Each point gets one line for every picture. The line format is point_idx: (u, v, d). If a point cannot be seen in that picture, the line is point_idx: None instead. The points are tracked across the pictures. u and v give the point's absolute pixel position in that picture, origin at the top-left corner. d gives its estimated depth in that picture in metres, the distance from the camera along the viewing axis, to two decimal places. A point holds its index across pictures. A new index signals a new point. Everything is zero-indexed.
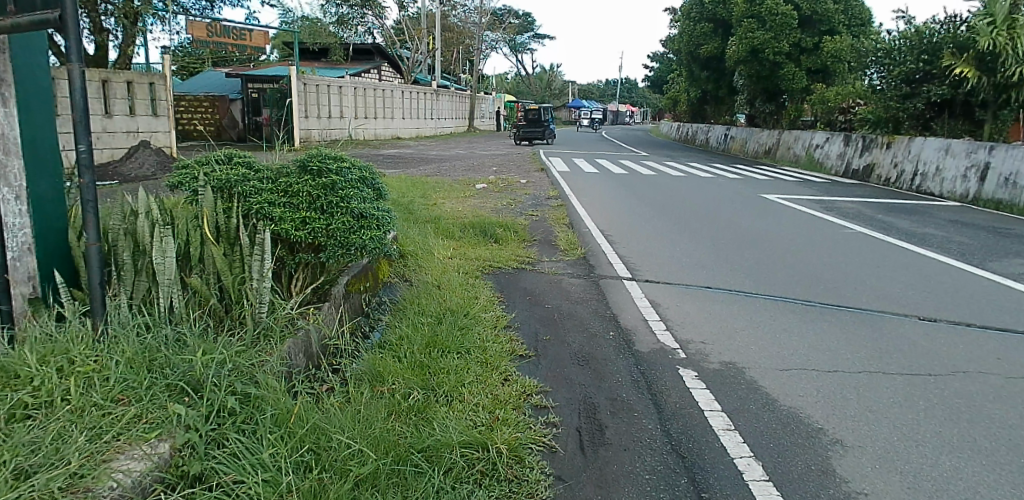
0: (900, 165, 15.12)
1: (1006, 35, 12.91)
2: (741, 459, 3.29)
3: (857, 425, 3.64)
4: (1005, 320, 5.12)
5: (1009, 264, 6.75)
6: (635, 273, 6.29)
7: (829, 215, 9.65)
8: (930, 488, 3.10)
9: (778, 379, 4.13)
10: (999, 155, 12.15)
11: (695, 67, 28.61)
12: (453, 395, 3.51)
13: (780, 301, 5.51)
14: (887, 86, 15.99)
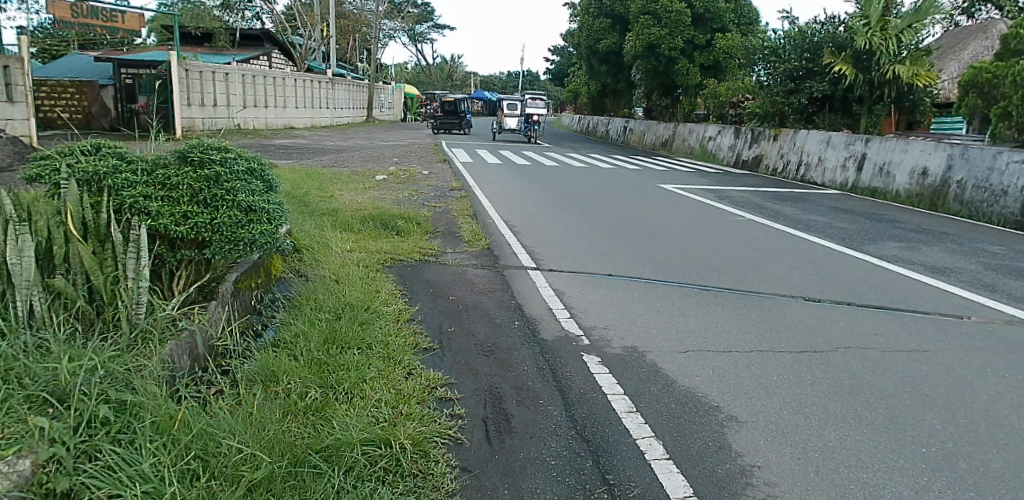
0: (786, 156, 16.13)
1: (880, 36, 14.43)
2: (643, 440, 3.38)
3: (750, 401, 3.84)
4: (880, 298, 5.55)
5: (881, 246, 7.38)
6: (539, 262, 6.36)
7: (722, 204, 10.16)
8: (817, 457, 3.33)
9: (676, 360, 4.28)
10: (874, 147, 13.19)
11: (594, 60, 29.24)
12: (354, 392, 3.40)
13: (677, 286, 5.72)
14: (773, 82, 16.94)
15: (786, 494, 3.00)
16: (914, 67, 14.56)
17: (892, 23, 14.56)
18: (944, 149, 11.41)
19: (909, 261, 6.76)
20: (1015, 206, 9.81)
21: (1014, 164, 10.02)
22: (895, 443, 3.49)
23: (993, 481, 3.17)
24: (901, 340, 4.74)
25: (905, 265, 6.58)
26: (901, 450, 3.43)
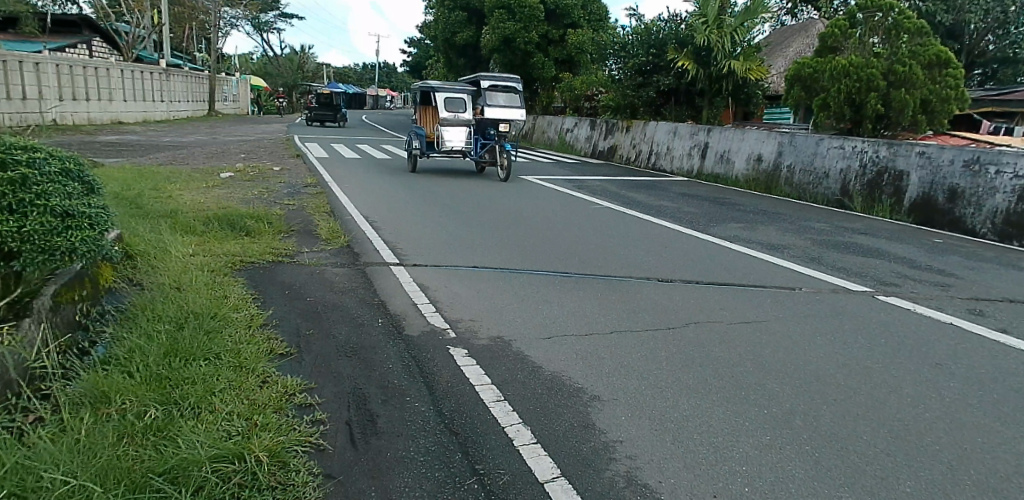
0: (638, 146, 17.08)
1: (716, 34, 15.89)
2: (511, 427, 3.44)
3: (612, 380, 4.03)
4: (724, 275, 6.04)
5: (725, 227, 8.04)
6: (401, 258, 6.29)
7: (581, 193, 10.59)
8: (673, 428, 3.56)
9: (542, 346, 4.40)
10: (715, 136, 14.45)
11: (452, 53, 29.41)
12: (201, 407, 3.17)
13: (539, 274, 5.90)
14: (624, 76, 17.95)
15: (646, 465, 3.19)
16: (748, 61, 16.25)
17: (727, 22, 16.01)
18: (776, 137, 12.81)
19: (749, 240, 7.41)
20: (834, 187, 11.36)
21: (833, 149, 11.46)
22: (742, 408, 3.81)
23: (823, 435, 3.58)
24: (743, 312, 5.18)
25: (745, 243, 7.21)
26: (746, 414, 3.76)
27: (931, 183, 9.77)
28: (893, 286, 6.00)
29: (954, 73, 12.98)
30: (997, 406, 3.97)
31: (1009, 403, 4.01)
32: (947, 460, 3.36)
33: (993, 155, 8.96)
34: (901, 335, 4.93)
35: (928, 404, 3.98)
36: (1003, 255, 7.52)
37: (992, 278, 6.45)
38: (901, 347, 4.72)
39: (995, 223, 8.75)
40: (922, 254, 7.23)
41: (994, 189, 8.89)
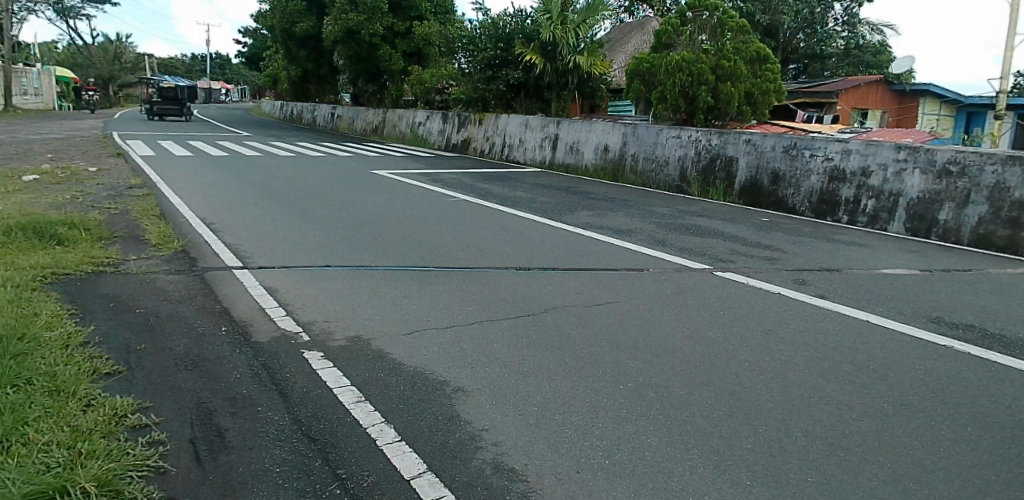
0: (491, 138, 18.66)
1: (561, 31, 17.60)
2: (374, 427, 3.37)
3: (475, 370, 4.07)
4: (576, 261, 6.33)
5: (578, 216, 8.42)
6: (247, 260, 5.96)
7: (436, 187, 10.72)
8: (536, 411, 3.66)
9: (403, 343, 4.36)
10: (564, 128, 16.06)
11: (291, 44, 31.88)
12: (11, 440, 2.80)
13: (396, 270, 5.84)
14: (474, 70, 19.55)
15: (512, 450, 3.24)
16: (591, 57, 17.96)
17: (570, 19, 17.71)
18: (620, 128, 14.43)
19: (598, 225, 7.85)
20: (674, 174, 13.02)
21: (672, 139, 13.14)
22: (600, 385, 4.01)
23: (674, 404, 3.86)
24: (596, 295, 5.45)
25: (596, 229, 7.62)
26: (604, 390, 3.96)
27: (757, 167, 11.56)
28: (727, 262, 6.60)
29: (771, 68, 15.45)
30: (817, 364, 4.53)
31: (826, 361, 4.59)
32: (781, 418, 3.79)
33: (807, 141, 10.79)
34: (737, 305, 5.44)
35: (762, 367, 4.43)
36: (817, 230, 8.55)
37: (809, 250, 7.31)
38: (738, 317, 5.20)
39: (810, 201, 10.61)
40: (751, 231, 8.02)
41: (808, 171, 10.74)
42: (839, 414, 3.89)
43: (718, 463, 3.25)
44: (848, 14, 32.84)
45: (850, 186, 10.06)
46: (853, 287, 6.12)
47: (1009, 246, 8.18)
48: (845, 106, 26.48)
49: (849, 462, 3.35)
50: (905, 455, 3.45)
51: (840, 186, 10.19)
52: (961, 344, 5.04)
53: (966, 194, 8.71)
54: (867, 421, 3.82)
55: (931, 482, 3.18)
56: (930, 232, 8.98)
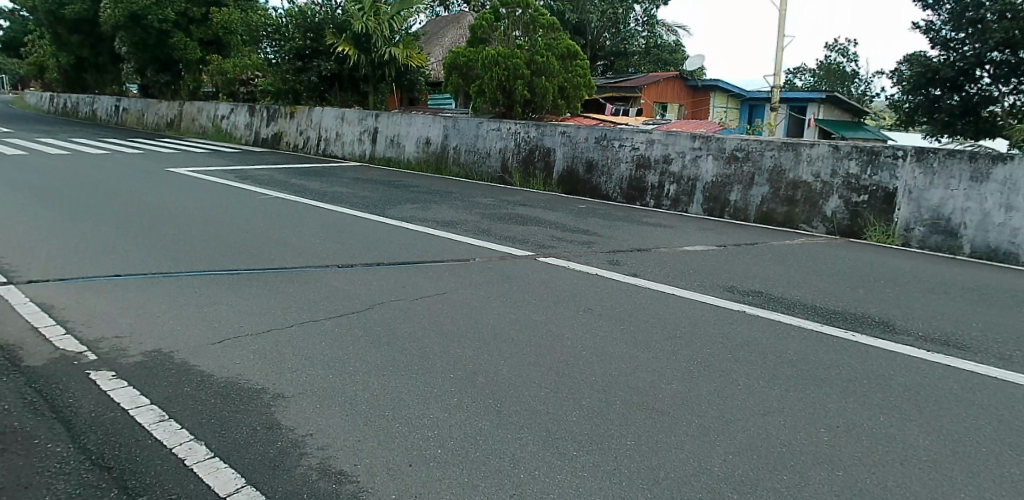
0: (305, 131, 18.90)
1: (373, 21, 19.69)
2: (181, 446, 3.10)
3: (295, 374, 3.92)
4: (400, 255, 6.35)
5: (405, 211, 8.42)
6: (17, 275, 5.22)
7: (247, 185, 10.23)
8: (363, 410, 3.59)
9: (212, 353, 4.08)
10: (383, 121, 16.79)
11: (60, 28, 29.52)
12: None
13: (203, 275, 5.48)
14: (281, 60, 20.47)
15: (339, 452, 3.15)
16: (407, 50, 20.52)
17: (383, 11, 19.90)
18: (440, 122, 15.27)
19: (422, 219, 8.00)
20: (496, 165, 14.08)
21: (492, 131, 14.16)
22: (428, 376, 4.04)
23: (503, 387, 4.00)
24: (423, 287, 5.49)
25: (422, 223, 7.72)
26: (434, 379, 4.01)
27: (572, 156, 12.84)
28: (548, 248, 6.95)
29: (580, 64, 16.90)
30: (630, 336, 4.94)
31: (638, 332, 5.02)
32: (601, 390, 4.09)
33: (616, 133, 12.20)
34: (558, 288, 5.75)
35: (580, 343, 4.74)
36: (630, 214, 9.28)
37: (622, 232, 7.93)
38: (560, 299, 5.50)
39: (621, 188, 12.01)
40: (569, 218, 8.54)
41: (617, 160, 12.14)
42: (652, 380, 4.29)
43: (546, 438, 3.43)
44: (647, 15, 36.24)
45: (655, 174, 11.58)
46: (660, 264, 6.73)
47: (787, 221, 10.02)
48: (649, 100, 28.92)
49: (662, 423, 3.72)
50: (706, 414, 3.90)
51: (646, 173, 11.69)
52: (751, 307, 5.78)
53: (750, 178, 10.49)
54: (675, 385, 4.25)
55: (729, 436, 3.64)
56: (723, 212, 10.70)
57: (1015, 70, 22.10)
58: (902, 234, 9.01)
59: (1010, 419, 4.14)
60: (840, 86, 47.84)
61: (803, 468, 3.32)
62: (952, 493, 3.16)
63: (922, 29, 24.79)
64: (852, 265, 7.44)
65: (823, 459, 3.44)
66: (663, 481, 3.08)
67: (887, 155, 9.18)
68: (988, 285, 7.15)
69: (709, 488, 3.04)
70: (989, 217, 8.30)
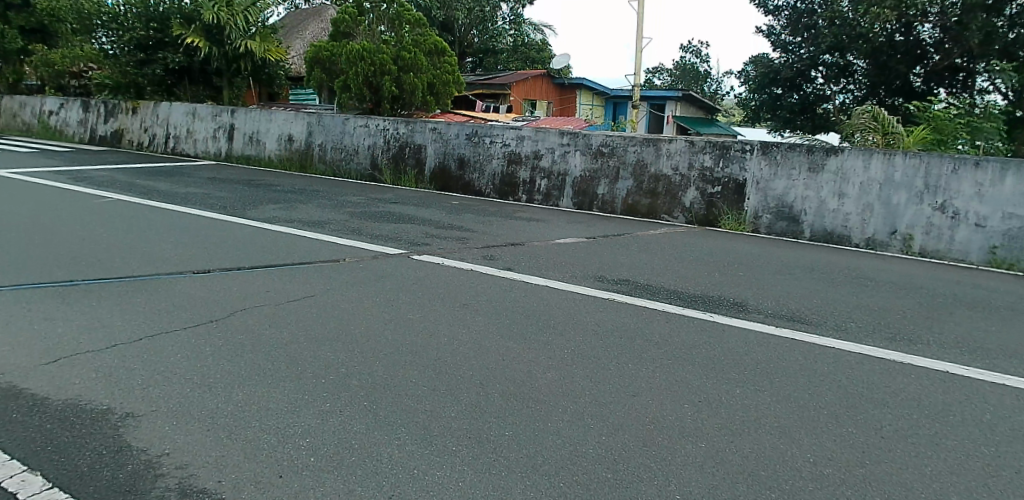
0: (151, 128, 17.58)
1: (227, 12, 18.90)
2: (12, 479, 2.75)
3: (147, 390, 3.62)
4: (264, 258, 6.08)
5: (267, 212, 8.12)
6: None
7: (85, 188, 9.31)
8: (228, 423, 3.38)
9: (46, 374, 3.68)
10: (239, 117, 15.97)
11: None
12: None
13: (31, 288, 4.93)
14: (121, 52, 19.38)
15: (202, 468, 2.94)
16: (265, 43, 20.01)
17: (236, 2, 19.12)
18: (303, 119, 14.85)
19: (287, 219, 7.75)
20: (365, 162, 13.98)
21: (360, 128, 14.02)
22: (300, 381, 3.90)
23: (379, 387, 3.94)
24: (290, 290, 5.31)
25: (289, 225, 7.45)
26: (307, 384, 3.88)
27: (443, 153, 13.00)
28: (422, 245, 6.94)
29: (450, 61, 17.86)
30: (506, 327, 5.05)
31: (516, 324, 5.13)
32: (479, 383, 4.13)
33: (487, 129, 12.49)
34: (434, 284, 5.76)
35: (457, 337, 4.78)
36: (505, 210, 9.46)
37: (495, 227, 8.09)
38: (437, 295, 5.51)
39: (494, 183, 12.38)
40: (442, 215, 8.61)
41: (489, 156, 12.45)
42: (529, 370, 4.41)
43: (426, 436, 3.41)
44: (513, 14, 36.89)
45: (527, 169, 12.03)
46: (534, 257, 6.92)
47: (650, 212, 10.87)
48: (517, 98, 29.56)
49: (540, 411, 3.84)
50: (581, 399, 4.06)
51: (518, 169, 12.11)
52: (620, 295, 6.08)
53: (616, 172, 11.22)
54: (551, 373, 4.39)
55: (603, 418, 3.82)
56: (592, 205, 11.40)
57: (844, 72, 23.81)
58: (752, 221, 10.12)
59: (842, 383, 4.68)
60: (694, 87, 51.67)
61: (670, 442, 3.56)
62: (797, 454, 3.52)
63: (765, 32, 26.29)
64: (710, 251, 8.05)
65: (687, 433, 3.70)
66: (542, 467, 3.17)
67: (737, 149, 10.24)
68: (824, 265, 8.02)
69: (586, 470, 3.18)
70: (825, 204, 9.61)
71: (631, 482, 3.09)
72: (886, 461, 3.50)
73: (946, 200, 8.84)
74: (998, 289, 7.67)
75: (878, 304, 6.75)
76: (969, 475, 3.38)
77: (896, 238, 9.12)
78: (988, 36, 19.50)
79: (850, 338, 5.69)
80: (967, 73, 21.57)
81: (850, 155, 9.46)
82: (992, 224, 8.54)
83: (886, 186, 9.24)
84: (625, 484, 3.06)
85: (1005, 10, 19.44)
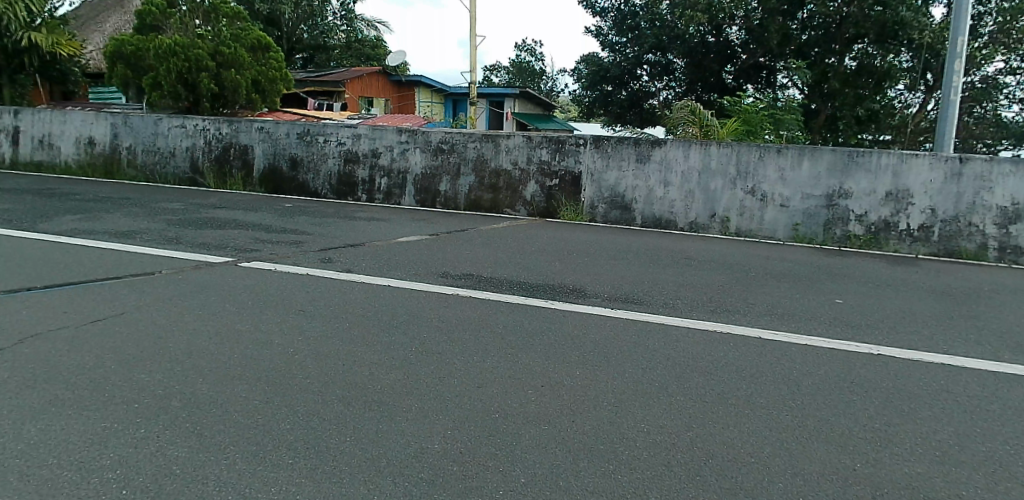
0: None
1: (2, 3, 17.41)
2: None
3: None
4: (64, 276, 5.49)
5: (65, 224, 7.32)
6: None
7: None
8: (18, 462, 2.99)
9: None
10: (27, 119, 14.20)
11: None
12: None
13: None
14: None
15: None
16: (54, 37, 18.92)
17: None
18: (106, 119, 13.49)
19: (92, 231, 7.04)
20: (184, 165, 13.04)
21: (175, 128, 13.03)
22: (105, 408, 3.56)
23: (203, 406, 3.70)
24: (93, 310, 4.85)
25: (97, 238, 6.78)
26: (115, 410, 3.56)
27: (273, 154, 12.49)
28: (252, 253, 6.66)
29: (274, 56, 17.84)
30: (346, 329, 4.98)
31: (356, 326, 5.06)
32: (317, 391, 4.02)
33: (319, 128, 12.14)
34: (266, 292, 5.54)
35: (292, 344, 4.64)
36: (347, 212, 9.31)
37: (331, 230, 7.95)
38: (269, 304, 5.30)
39: (331, 184, 12.13)
40: (273, 220, 8.30)
41: (324, 156, 12.17)
42: (370, 372, 4.36)
43: (259, 452, 3.25)
44: (344, 9, 36.28)
45: (364, 168, 11.90)
46: (375, 257, 6.88)
47: (493, 207, 11.23)
48: (352, 95, 29.01)
49: (382, 412, 3.81)
50: (424, 396, 4.08)
51: (355, 168, 11.94)
52: (463, 289, 6.20)
53: (457, 168, 11.41)
54: (393, 372, 4.39)
55: (447, 413, 3.87)
56: (435, 202, 11.56)
57: (665, 70, 25.84)
58: (588, 211, 10.78)
59: (667, 356, 5.12)
60: (531, 84, 53.53)
61: (514, 428, 3.70)
62: (630, 425, 3.81)
63: (595, 33, 27.74)
64: (549, 242, 8.42)
65: (528, 417, 3.86)
66: (385, 468, 3.16)
67: (571, 143, 10.78)
68: (654, 248, 8.71)
69: (432, 466, 3.20)
70: (652, 193, 10.41)
71: (477, 472, 3.16)
72: (705, 424, 3.87)
73: (755, 184, 9.97)
74: (801, 260, 8.77)
75: (701, 280, 7.46)
76: (777, 427, 3.86)
77: (714, 221, 10.14)
78: (785, 38, 22.01)
79: (676, 314, 6.24)
80: (769, 71, 24.13)
81: (672, 147, 10.31)
82: (793, 205, 9.80)
83: (704, 173, 10.19)
84: (473, 474, 3.13)
85: (796, 15, 22.02)
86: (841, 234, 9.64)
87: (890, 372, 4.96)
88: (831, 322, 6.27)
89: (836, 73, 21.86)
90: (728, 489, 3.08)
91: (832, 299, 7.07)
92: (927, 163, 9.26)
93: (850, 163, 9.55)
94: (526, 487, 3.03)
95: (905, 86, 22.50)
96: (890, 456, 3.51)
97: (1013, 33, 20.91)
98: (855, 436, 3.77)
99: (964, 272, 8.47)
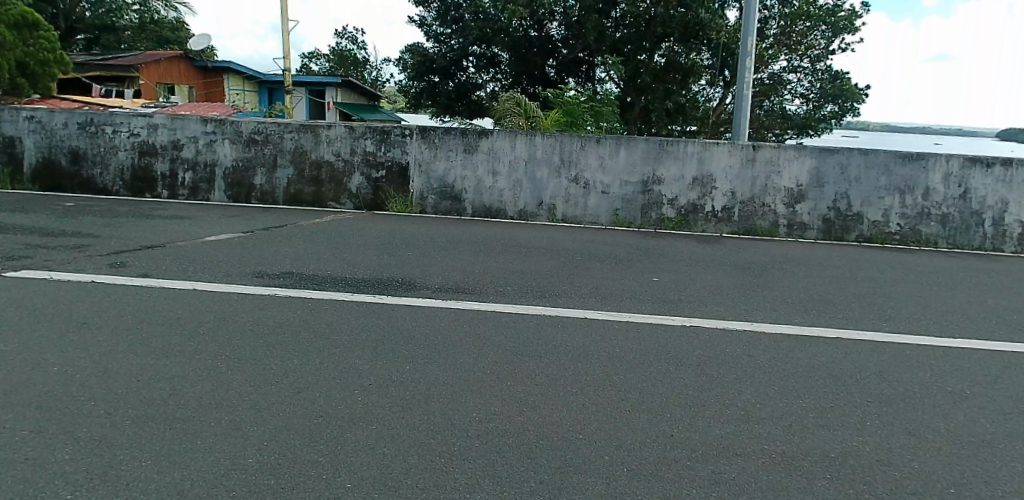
0: None
1: None
2: None
3: None
4: None
5: None
6: None
7: None
8: None
9: None
10: None
11: None
12: None
13: None
14: None
15: None
16: None
17: None
18: None
19: None
20: None
21: None
22: None
23: None
24: None
25: None
26: None
27: (48, 147, 11.02)
28: (20, 261, 5.85)
29: (43, 35, 16.18)
30: (141, 343, 4.55)
31: (158, 338, 4.65)
32: (106, 413, 3.62)
33: (105, 117, 10.92)
34: (42, 306, 4.91)
35: (76, 364, 4.15)
36: (149, 210, 8.47)
37: (119, 231, 7.20)
38: (45, 320, 4.69)
39: (123, 179, 11.01)
40: (45, 223, 7.34)
41: (114, 147, 10.98)
42: (174, 386, 4.03)
43: (33, 490, 2.87)
44: None
45: (164, 161, 10.94)
46: (177, 259, 6.36)
47: (316, 200, 10.87)
48: (149, 82, 26.38)
49: (187, 430, 3.54)
50: (238, 408, 3.85)
51: (153, 161, 10.93)
52: (282, 289, 5.93)
53: (273, 160, 10.85)
54: (202, 384, 4.09)
55: (263, 422, 3.69)
56: (250, 196, 10.92)
57: (491, 63, 26.41)
58: (419, 202, 10.78)
59: (493, 343, 5.29)
60: (354, 72, 51.73)
61: (340, 432, 3.61)
62: (462, 416, 3.89)
63: (420, 23, 27.78)
64: (376, 234, 8.30)
65: (355, 419, 3.79)
66: (192, 491, 2.94)
67: (397, 134, 10.66)
68: (484, 237, 8.93)
69: (248, 481, 3.05)
70: (481, 182, 10.66)
71: (299, 482, 3.06)
72: (529, 406, 4.06)
73: (577, 173, 10.56)
74: (620, 243, 9.47)
75: (526, 266, 7.80)
76: (598, 403, 4.14)
77: (540, 209, 10.62)
78: (601, 35, 23.59)
79: (504, 300, 6.47)
80: (588, 66, 25.62)
81: (498, 137, 10.58)
82: (613, 191, 10.53)
83: (530, 163, 10.60)
84: (296, 485, 3.03)
85: (611, 14, 23.41)
86: (655, 217, 10.54)
87: (693, 342, 5.53)
88: (645, 299, 6.85)
89: (649, 69, 23.47)
90: (556, 468, 3.27)
91: (648, 278, 7.72)
92: (727, 151, 10.39)
93: (661, 151, 10.43)
94: (356, 493, 2.98)
95: (706, 82, 24.97)
96: (701, 419, 3.93)
97: (793, 36, 24.23)
98: (662, 403, 4.17)
99: (757, 247, 9.66)
